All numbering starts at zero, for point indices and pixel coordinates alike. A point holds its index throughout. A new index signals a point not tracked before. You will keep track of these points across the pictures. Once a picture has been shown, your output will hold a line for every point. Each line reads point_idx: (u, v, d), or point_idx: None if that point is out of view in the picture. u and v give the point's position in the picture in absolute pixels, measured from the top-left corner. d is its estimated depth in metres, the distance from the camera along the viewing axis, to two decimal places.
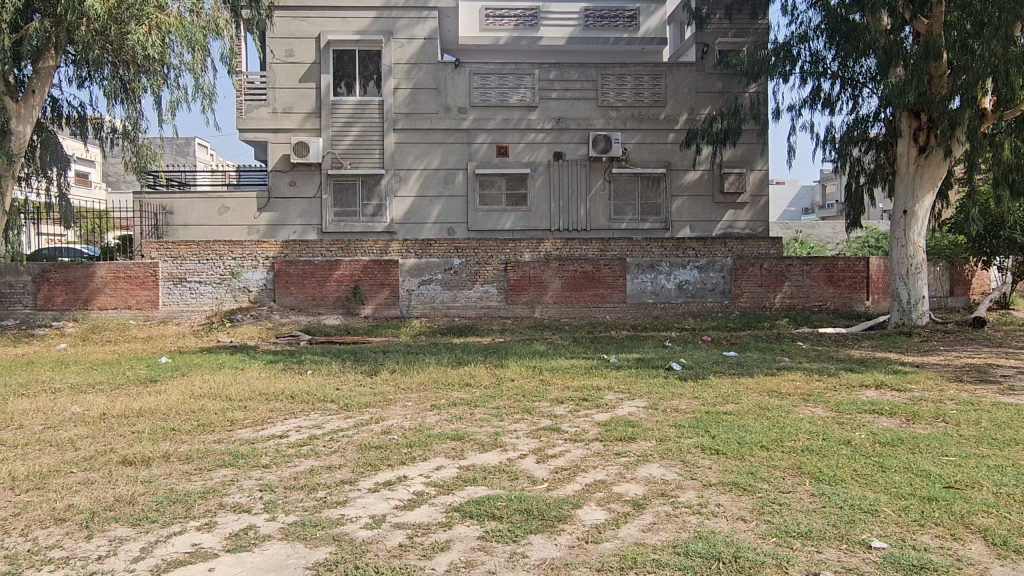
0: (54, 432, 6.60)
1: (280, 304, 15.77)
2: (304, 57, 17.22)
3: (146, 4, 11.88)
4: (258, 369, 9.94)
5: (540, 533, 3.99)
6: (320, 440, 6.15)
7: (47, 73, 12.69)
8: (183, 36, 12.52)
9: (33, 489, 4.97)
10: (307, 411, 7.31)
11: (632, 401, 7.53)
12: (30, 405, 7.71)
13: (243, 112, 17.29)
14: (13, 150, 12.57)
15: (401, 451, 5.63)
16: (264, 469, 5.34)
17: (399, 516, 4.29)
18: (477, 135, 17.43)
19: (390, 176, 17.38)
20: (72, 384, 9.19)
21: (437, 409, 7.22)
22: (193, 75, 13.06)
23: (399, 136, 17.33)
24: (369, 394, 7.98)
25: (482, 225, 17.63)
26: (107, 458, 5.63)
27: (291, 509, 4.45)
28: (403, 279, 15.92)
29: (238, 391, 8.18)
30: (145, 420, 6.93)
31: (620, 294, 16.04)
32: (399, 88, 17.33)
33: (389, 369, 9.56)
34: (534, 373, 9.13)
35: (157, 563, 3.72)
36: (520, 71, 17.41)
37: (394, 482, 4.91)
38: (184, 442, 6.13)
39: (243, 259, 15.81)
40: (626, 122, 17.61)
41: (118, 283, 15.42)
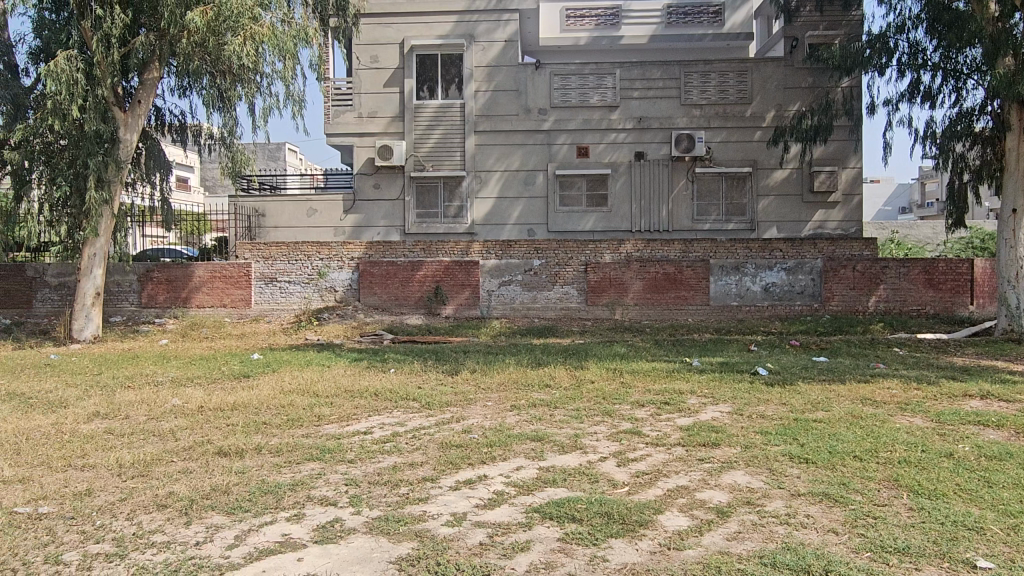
0: (157, 422, 7.01)
1: (364, 304, 16.23)
2: (388, 63, 17.67)
3: (241, 15, 12.38)
4: (343, 367, 10.24)
5: (620, 537, 3.95)
6: (402, 437, 6.28)
7: (153, 84, 13.52)
8: (275, 46, 12.96)
9: (138, 476, 5.29)
10: (390, 408, 7.49)
11: (716, 405, 7.35)
12: (136, 397, 8.20)
13: (331, 117, 17.89)
14: (123, 157, 13.37)
15: (482, 451, 5.68)
16: (349, 464, 5.50)
17: (480, 515, 4.33)
18: (558, 136, 17.43)
19: (471, 178, 17.58)
20: (173, 377, 9.73)
21: (517, 409, 7.25)
22: (284, 83, 13.57)
23: (481, 138, 17.53)
24: (450, 394, 8.07)
25: (563, 226, 17.61)
26: (204, 448, 5.93)
27: (375, 504, 4.56)
28: (484, 280, 16.10)
29: (325, 388, 8.45)
30: (239, 414, 7.25)
31: (703, 296, 15.71)
32: (480, 91, 17.52)
33: (470, 369, 9.66)
34: (615, 375, 9.06)
35: (250, 551, 3.89)
36: (601, 71, 17.32)
37: (475, 481, 4.96)
38: (275, 436, 6.38)
39: (330, 260, 16.34)
40: (710, 120, 17.23)
41: (214, 283, 16.22)
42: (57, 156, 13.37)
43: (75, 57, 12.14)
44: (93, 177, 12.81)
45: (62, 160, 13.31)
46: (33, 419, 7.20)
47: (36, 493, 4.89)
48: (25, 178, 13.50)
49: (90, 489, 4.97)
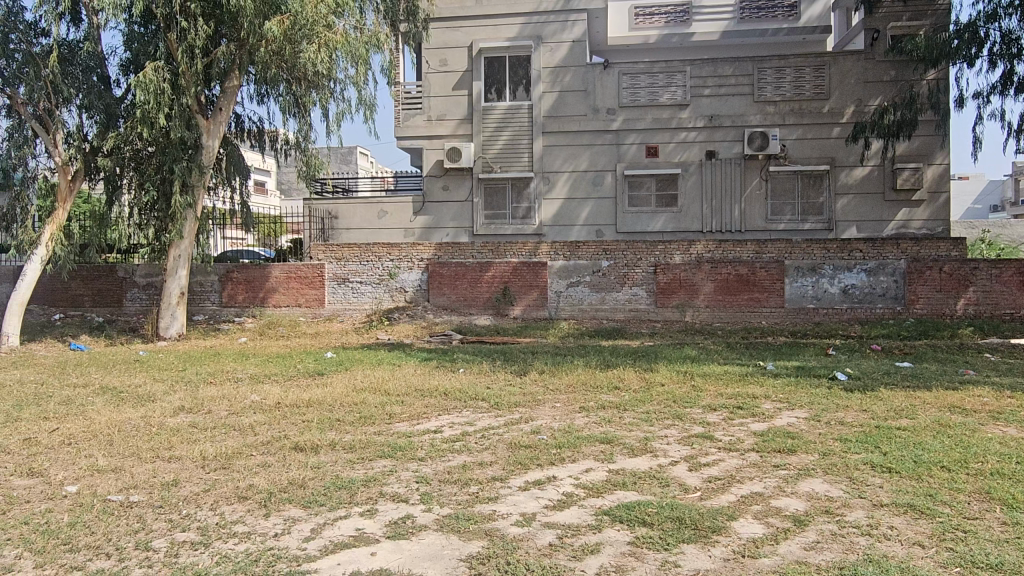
0: (237, 417, 7.30)
1: (434, 304, 16.49)
2: (456, 66, 17.88)
3: (316, 24, 12.74)
4: (413, 366, 10.42)
5: (692, 542, 3.88)
6: (472, 436, 6.34)
7: (232, 92, 14.07)
8: (348, 52, 13.29)
9: (220, 468, 5.51)
10: (460, 408, 7.58)
11: (792, 411, 7.14)
12: (218, 392, 8.57)
13: (401, 120, 18.22)
14: (205, 162, 13.95)
15: (551, 452, 5.69)
16: (420, 461, 5.59)
17: (550, 516, 4.34)
18: (627, 136, 17.27)
19: (539, 179, 17.60)
20: (252, 374, 10.11)
21: (585, 411, 7.22)
22: (356, 88, 13.90)
23: (548, 140, 17.53)
24: (518, 394, 8.12)
25: (632, 227, 17.44)
26: (281, 443, 6.14)
27: (446, 502, 4.62)
28: (552, 281, 16.12)
29: (396, 386, 8.61)
30: (314, 410, 7.49)
31: (778, 298, 15.29)
32: (548, 92, 17.52)
33: (539, 370, 9.68)
34: (686, 378, 8.90)
35: (325, 544, 4.00)
36: (671, 69, 17.08)
37: (544, 481, 4.96)
38: (348, 432, 6.55)
39: (400, 261, 16.67)
40: (785, 117, 16.75)
41: (290, 283, 16.77)
42: (145, 162, 14.07)
43: (162, 69, 12.77)
44: (178, 182, 13.47)
45: (150, 167, 14.01)
46: (124, 411, 7.61)
47: (128, 482, 5.17)
48: (117, 184, 14.25)
49: (177, 479, 5.22)
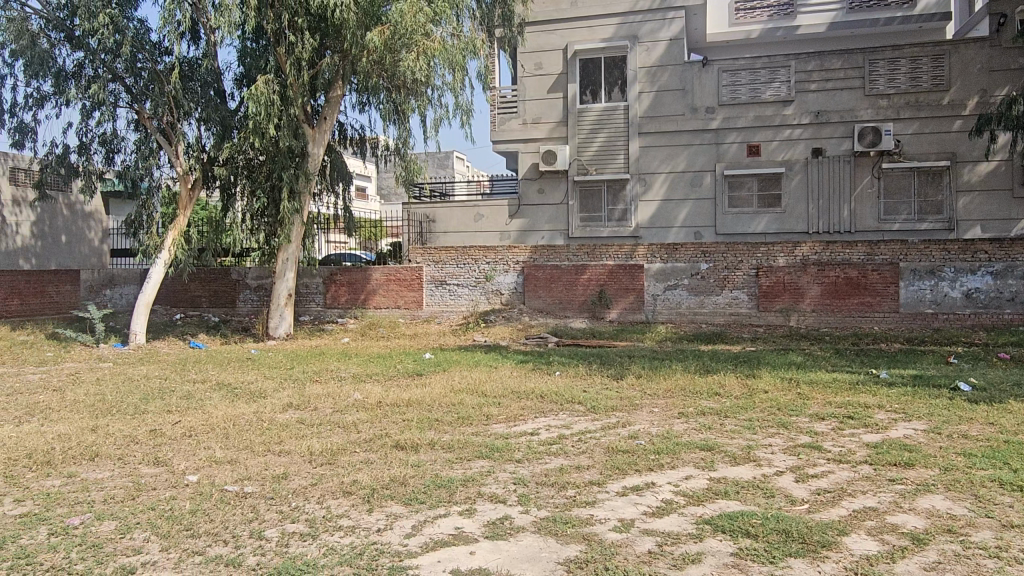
0: (341, 414, 7.60)
1: (529, 306, 16.60)
2: (552, 69, 17.94)
3: (414, 32, 13.06)
4: (510, 368, 10.50)
5: (800, 557, 3.73)
6: (569, 439, 6.33)
7: (336, 101, 14.65)
8: (446, 59, 13.54)
9: (326, 463, 5.75)
10: (556, 410, 7.59)
11: (908, 422, 6.73)
12: (323, 390, 8.94)
13: (497, 124, 18.38)
14: (311, 169, 14.62)
15: (650, 457, 5.61)
16: (517, 463, 5.64)
17: (649, 523, 4.28)
18: (727, 135, 16.81)
19: (636, 181, 17.39)
20: (354, 373, 10.47)
21: (684, 417, 7.07)
22: (454, 94, 14.17)
23: (645, 141, 17.31)
24: (616, 398, 8.05)
25: (732, 229, 16.95)
26: (383, 441, 6.34)
27: (543, 504, 4.64)
28: (649, 284, 15.90)
29: (493, 388, 8.72)
30: (414, 409, 7.68)
31: (891, 302, 14.50)
32: (644, 92, 17.29)
33: (636, 374, 9.56)
34: (791, 385, 8.54)
35: (426, 541, 4.10)
36: (774, 64, 16.50)
37: (643, 487, 4.90)
38: (447, 432, 6.68)
39: (497, 263, 16.85)
40: (900, 111, 15.83)
41: (390, 285, 17.27)
42: (256, 170, 14.91)
43: (272, 81, 13.39)
44: (287, 189, 14.13)
45: (261, 174, 14.86)
46: (238, 406, 8.05)
47: (243, 474, 5.47)
48: (231, 192, 15.10)
49: (286, 472, 5.48)
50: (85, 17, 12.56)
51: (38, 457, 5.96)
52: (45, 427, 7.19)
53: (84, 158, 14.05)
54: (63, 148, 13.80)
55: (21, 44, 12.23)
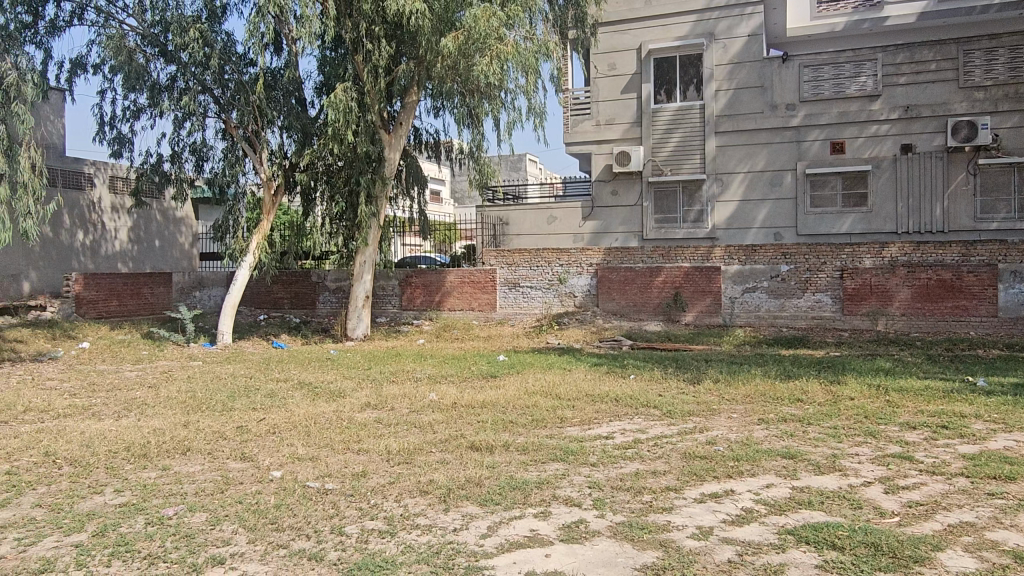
0: (418, 414, 7.74)
1: (603, 309, 16.48)
2: (625, 69, 17.77)
3: (488, 37, 13.16)
4: (584, 371, 10.46)
5: (891, 572, 3.57)
6: (644, 444, 6.26)
7: (412, 106, 14.94)
8: (519, 62, 13.52)
9: (403, 462, 5.87)
10: (631, 414, 7.51)
11: (1009, 433, 6.34)
12: (400, 391, 9.13)
13: (570, 126, 18.33)
14: (387, 173, 14.91)
15: (729, 464, 5.48)
16: (592, 466, 5.61)
17: (729, 531, 4.18)
18: (809, 133, 16.28)
19: (712, 181, 17.04)
20: (429, 374, 10.65)
21: (765, 424, 6.87)
22: (527, 97, 14.22)
23: (722, 140, 16.94)
24: (693, 403, 7.90)
25: (815, 229, 16.38)
26: (458, 442, 6.42)
27: (619, 509, 4.60)
28: (726, 286, 15.54)
29: (567, 390, 8.70)
30: (488, 411, 7.75)
31: (989, 306, 13.71)
32: (722, 90, 16.94)
33: (713, 379, 9.35)
34: (879, 393, 8.18)
35: (501, 542, 4.13)
36: (860, 58, 15.97)
37: (722, 494, 4.79)
38: (521, 434, 6.71)
39: (570, 266, 16.80)
40: (998, 103, 15.01)
41: (464, 287, 17.47)
42: (335, 176, 15.34)
43: (350, 88, 13.76)
44: (365, 193, 14.53)
45: (339, 180, 15.20)
46: (318, 405, 8.31)
47: (324, 471, 5.64)
48: (311, 196, 15.75)
49: (365, 471, 5.62)
50: (177, 32, 13.21)
51: (135, 450, 6.31)
52: (142, 422, 7.60)
53: (177, 166, 14.79)
54: (157, 157, 14.56)
55: (119, 60, 12.97)
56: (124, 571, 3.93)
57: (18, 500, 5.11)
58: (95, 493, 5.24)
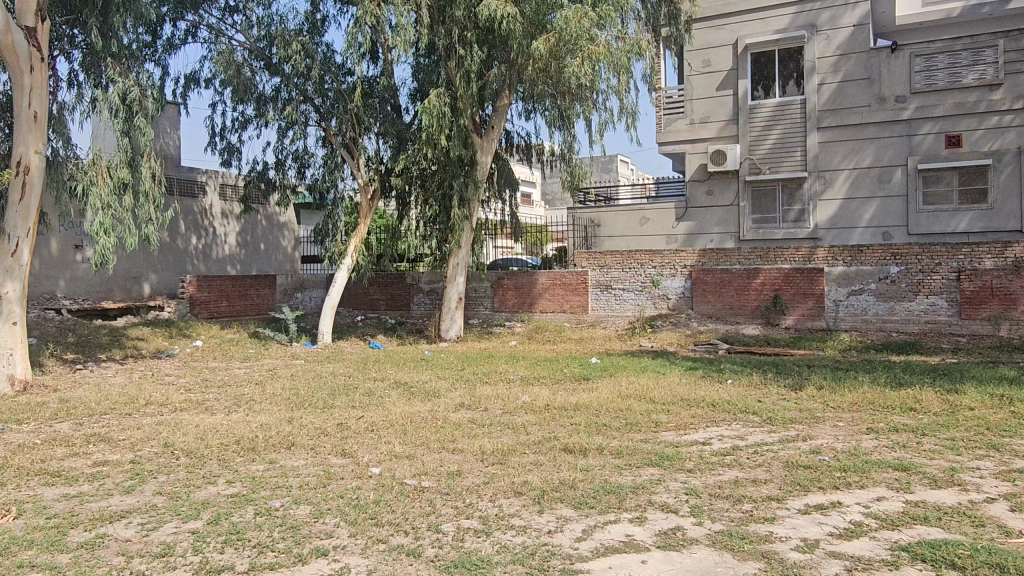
0: (511, 416, 7.81)
1: (698, 312, 16.11)
2: (721, 66, 17.32)
3: (579, 38, 13.07)
4: (679, 375, 10.23)
5: None
6: (744, 451, 6.07)
7: (503, 109, 15.11)
8: (611, 62, 13.46)
9: (497, 463, 5.93)
10: (729, 420, 7.30)
11: None
12: (493, 392, 9.22)
13: (663, 126, 18.03)
14: (480, 176, 15.14)
15: (835, 475, 5.24)
16: (689, 473, 5.49)
17: (836, 545, 4.00)
18: (921, 126, 15.37)
19: (814, 179, 16.36)
20: (522, 376, 10.73)
21: (874, 433, 6.52)
22: (619, 97, 14.09)
23: (824, 136, 16.25)
24: (795, 410, 7.60)
25: (928, 228, 15.47)
26: (552, 444, 6.43)
27: (718, 517, 4.48)
28: (830, 289, 14.88)
29: (661, 394, 8.55)
30: (581, 413, 7.73)
31: None
32: (825, 83, 16.24)
33: (817, 386, 8.94)
34: (1003, 403, 7.61)
35: (597, 546, 4.10)
36: (978, 45, 14.96)
37: (828, 506, 4.59)
38: (615, 438, 6.66)
39: (663, 267, 16.51)
40: None
41: (556, 289, 17.47)
42: (429, 180, 15.69)
43: (443, 94, 14.02)
44: (457, 197, 14.80)
45: (433, 184, 15.58)
46: (414, 405, 8.51)
47: (420, 469, 5.77)
48: (406, 200, 16.15)
49: (460, 470, 5.71)
50: (281, 45, 13.84)
51: (245, 444, 6.66)
52: (250, 417, 8.02)
53: (281, 173, 15.51)
54: (263, 165, 15.32)
55: (228, 74, 13.71)
56: (236, 558, 4.15)
57: (141, 487, 5.50)
58: (209, 483, 5.57)
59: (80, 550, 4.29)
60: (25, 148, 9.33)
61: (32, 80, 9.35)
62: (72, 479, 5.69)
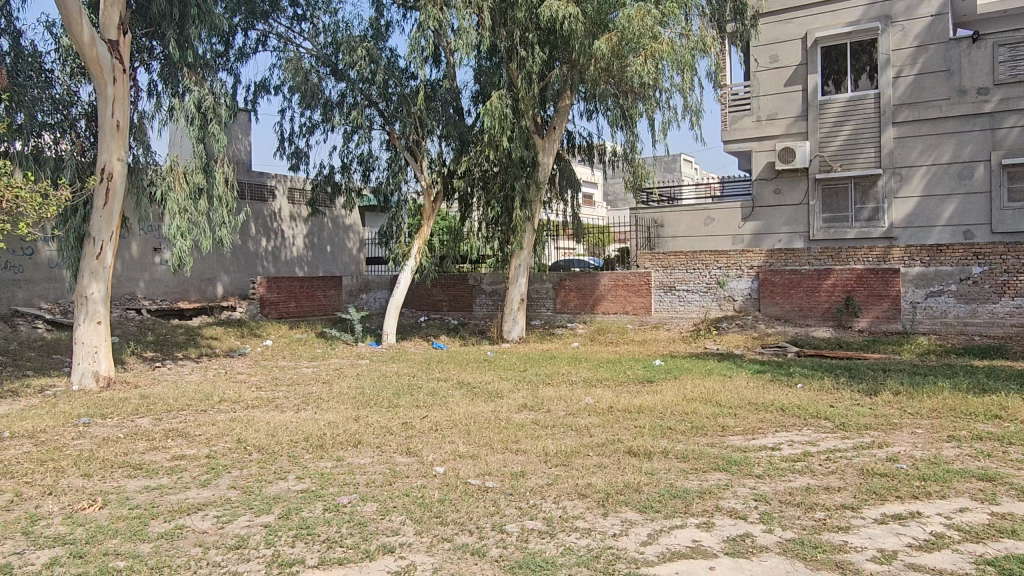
0: (575, 417, 7.78)
1: (765, 313, 15.74)
2: (789, 61, 16.87)
3: (643, 36, 12.93)
4: (746, 378, 10.00)
5: None
6: (815, 457, 5.90)
7: (565, 110, 15.08)
8: (674, 60, 13.25)
9: (561, 464, 5.92)
10: (799, 426, 7.10)
11: None
12: (556, 393, 9.21)
13: (728, 124, 17.67)
14: (541, 178, 15.16)
15: (913, 484, 5.04)
16: (758, 478, 5.36)
17: (916, 557, 3.85)
18: (1005, 119, 14.63)
19: (889, 176, 15.75)
20: (585, 377, 10.69)
21: (956, 441, 6.24)
22: (683, 95, 13.88)
23: (900, 131, 15.63)
24: (869, 416, 7.34)
25: (1013, 226, 14.71)
26: (616, 446, 6.38)
27: (789, 525, 4.37)
28: (907, 290, 14.31)
29: (728, 398, 8.38)
30: (646, 416, 7.64)
31: None
32: (901, 76, 15.63)
33: (893, 391, 8.60)
34: None
35: (663, 551, 4.06)
36: None
37: (906, 516, 4.42)
38: (681, 441, 6.56)
39: (729, 268, 16.19)
40: None
41: (618, 290, 17.33)
42: (491, 182, 15.79)
43: (505, 96, 14.08)
44: (519, 198, 14.86)
45: (495, 185, 15.68)
46: (478, 405, 8.58)
47: (484, 469, 5.81)
48: (469, 202, 16.29)
49: (523, 471, 5.73)
50: (347, 52, 14.16)
51: (313, 441, 6.84)
52: (318, 415, 8.23)
53: (347, 177, 15.86)
54: (330, 169, 15.71)
55: (296, 81, 14.13)
56: (306, 552, 4.27)
57: (217, 481, 5.71)
58: (280, 478, 5.74)
59: (160, 541, 4.48)
60: (108, 155, 9.85)
61: (115, 91, 9.82)
62: (152, 471, 5.95)
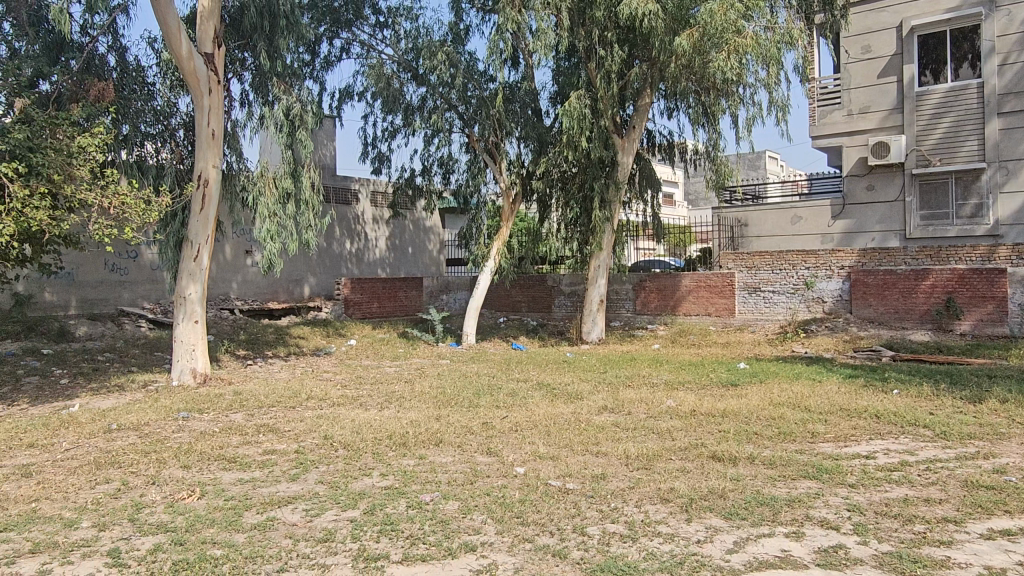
0: (656, 420, 7.67)
1: (858, 315, 15.09)
2: (883, 51, 16.11)
3: (726, 30, 12.62)
4: (837, 383, 9.60)
5: None
6: (914, 467, 5.61)
7: (645, 108, 14.89)
8: (759, 54, 12.86)
9: (642, 467, 5.85)
10: (895, 433, 6.77)
11: None
12: (637, 395, 9.10)
13: (817, 118, 17.05)
14: (621, 177, 15.02)
15: (1023, 498, 4.72)
16: (851, 488, 5.14)
17: None
18: None
19: (995, 170, 14.83)
20: (667, 380, 10.52)
21: None
22: (768, 90, 13.47)
23: (1006, 121, 14.69)
24: (974, 425, 6.92)
25: None
26: (699, 451, 6.25)
27: (885, 537, 4.17)
28: (1015, 291, 13.37)
29: (818, 403, 8.08)
30: (730, 420, 7.46)
31: None
32: (1008, 63, 14.68)
33: (1000, 399, 8.08)
34: None
35: (750, 559, 3.95)
36: None
37: (1016, 532, 4.15)
38: (767, 447, 6.37)
39: (818, 269, 15.61)
40: None
41: (700, 291, 16.98)
42: (570, 182, 15.76)
43: (584, 96, 14.03)
44: (598, 198, 14.77)
45: (574, 186, 15.64)
46: (557, 406, 8.57)
47: (565, 471, 5.80)
48: (547, 203, 16.31)
49: (605, 473, 5.69)
50: (427, 56, 14.39)
51: (397, 439, 6.99)
52: (401, 414, 8.40)
53: (427, 179, 16.14)
54: (411, 171, 16.03)
55: (379, 86, 14.48)
56: (391, 547, 4.37)
57: (306, 475, 5.93)
58: (365, 475, 5.90)
59: (253, 531, 4.69)
60: (204, 162, 10.36)
61: (211, 101, 10.30)
62: (245, 464, 6.23)
